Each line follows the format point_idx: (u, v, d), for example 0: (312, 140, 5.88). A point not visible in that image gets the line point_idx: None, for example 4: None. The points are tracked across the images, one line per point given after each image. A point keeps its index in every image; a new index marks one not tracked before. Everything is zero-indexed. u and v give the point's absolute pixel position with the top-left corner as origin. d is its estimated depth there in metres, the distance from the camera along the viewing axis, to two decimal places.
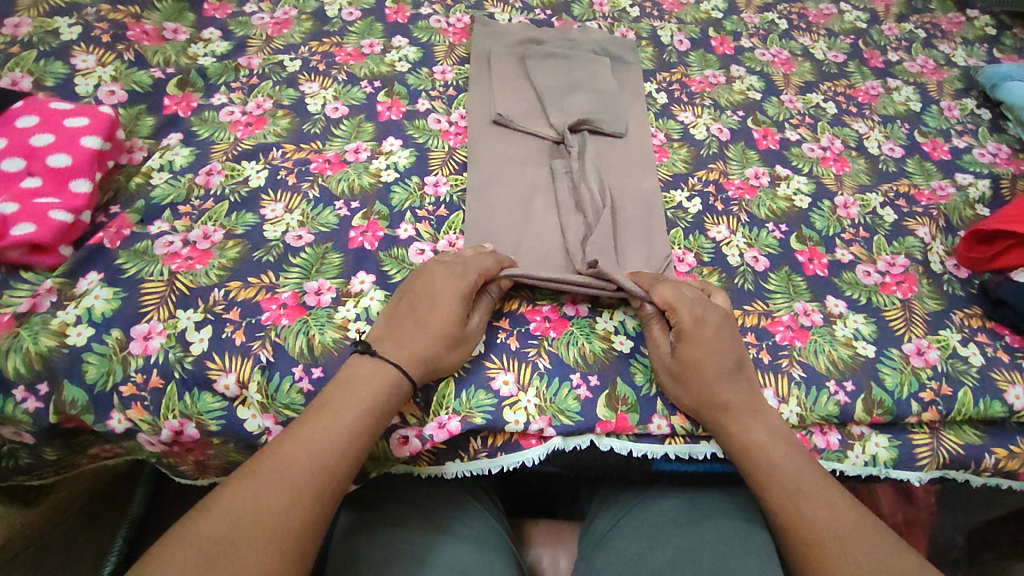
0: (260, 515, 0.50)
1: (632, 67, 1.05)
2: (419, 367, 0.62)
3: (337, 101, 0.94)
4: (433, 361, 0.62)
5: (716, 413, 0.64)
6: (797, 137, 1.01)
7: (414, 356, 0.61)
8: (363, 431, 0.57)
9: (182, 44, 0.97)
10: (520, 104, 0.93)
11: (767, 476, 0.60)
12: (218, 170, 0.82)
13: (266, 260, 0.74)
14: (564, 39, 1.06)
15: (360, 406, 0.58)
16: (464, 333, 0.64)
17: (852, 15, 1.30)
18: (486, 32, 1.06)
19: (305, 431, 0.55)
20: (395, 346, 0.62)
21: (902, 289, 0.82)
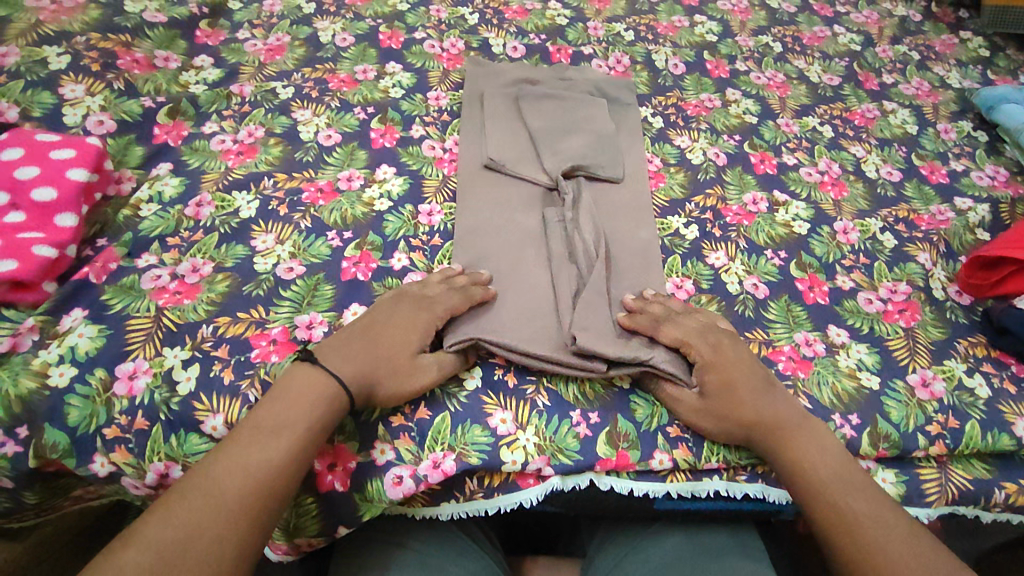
0: (192, 542, 0.47)
1: (629, 108, 1.02)
2: (366, 389, 0.59)
3: (330, 128, 0.93)
4: (374, 384, 0.60)
5: (755, 437, 0.62)
6: (794, 161, 1.01)
7: (356, 378, 0.59)
8: (302, 446, 0.54)
9: (173, 72, 0.96)
10: (512, 146, 0.90)
11: (815, 501, 0.58)
12: (208, 202, 0.81)
13: (256, 294, 0.72)
14: (561, 79, 1.04)
15: (295, 424, 0.55)
16: (412, 363, 0.62)
17: (846, 38, 1.30)
18: (479, 72, 1.03)
19: (239, 451, 0.52)
20: (350, 360, 0.60)
21: (905, 317, 0.81)
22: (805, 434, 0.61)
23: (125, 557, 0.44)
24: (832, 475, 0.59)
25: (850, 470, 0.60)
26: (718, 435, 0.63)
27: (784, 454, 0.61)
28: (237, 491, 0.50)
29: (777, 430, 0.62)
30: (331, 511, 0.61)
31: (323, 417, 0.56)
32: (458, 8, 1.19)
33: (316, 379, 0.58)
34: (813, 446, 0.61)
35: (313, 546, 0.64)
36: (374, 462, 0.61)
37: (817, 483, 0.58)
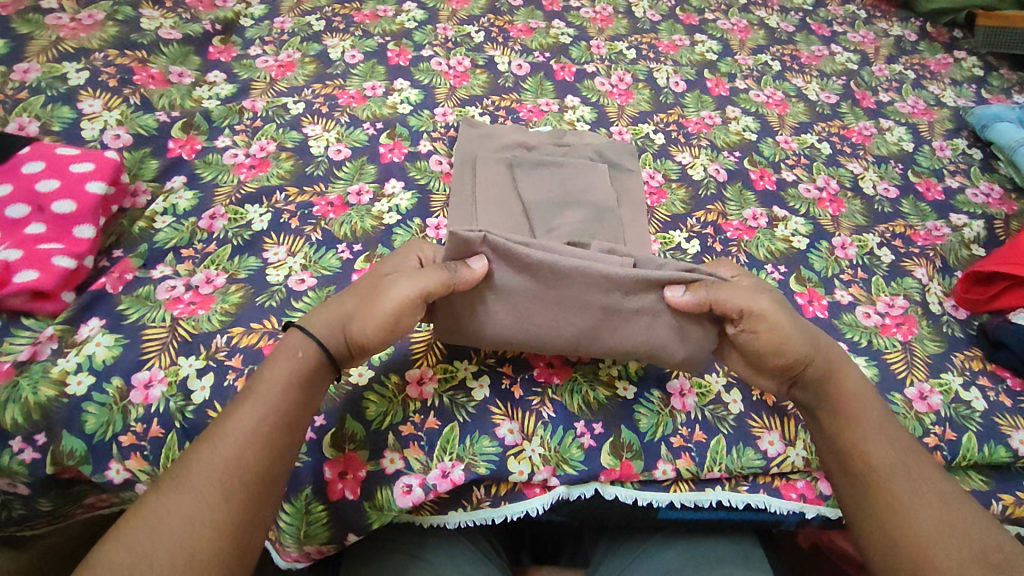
0: (171, 525, 0.48)
1: (631, 175, 0.95)
2: (345, 333, 0.61)
3: (340, 143, 0.96)
4: (348, 320, 0.62)
5: (814, 358, 0.63)
6: (793, 177, 1.03)
7: (326, 322, 0.62)
8: (273, 420, 0.55)
9: (187, 88, 0.98)
10: (506, 222, 0.84)
11: (854, 434, 0.61)
12: (221, 214, 0.83)
13: (268, 305, 0.73)
14: (557, 143, 0.98)
15: (270, 403, 0.56)
16: (380, 286, 0.62)
17: (843, 57, 1.33)
18: (471, 134, 0.98)
19: (218, 438, 0.53)
20: (324, 314, 0.62)
21: (902, 331, 0.83)
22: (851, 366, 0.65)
23: (110, 548, 0.47)
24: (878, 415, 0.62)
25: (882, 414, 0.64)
26: (782, 351, 0.62)
27: (840, 380, 0.64)
28: (215, 481, 0.51)
29: (832, 364, 0.64)
30: (341, 519, 0.62)
31: (298, 380, 0.58)
32: (464, 26, 1.22)
33: (293, 338, 0.61)
34: (860, 382, 0.64)
35: (323, 554, 0.64)
36: (384, 469, 0.62)
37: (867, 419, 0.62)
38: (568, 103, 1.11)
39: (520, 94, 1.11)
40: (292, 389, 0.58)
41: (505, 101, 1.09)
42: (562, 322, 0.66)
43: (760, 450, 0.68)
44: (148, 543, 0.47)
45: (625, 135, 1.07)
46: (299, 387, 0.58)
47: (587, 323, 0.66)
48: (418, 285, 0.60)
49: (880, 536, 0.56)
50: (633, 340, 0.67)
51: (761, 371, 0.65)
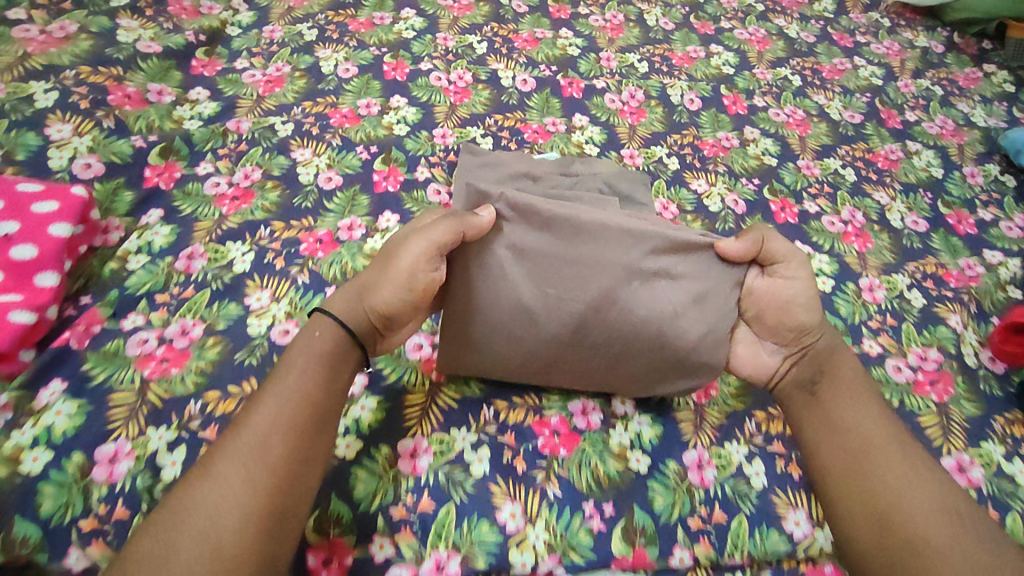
0: (205, 512, 0.47)
1: (644, 209, 0.88)
2: (364, 305, 0.61)
3: (331, 170, 0.89)
4: (366, 290, 0.61)
5: (824, 327, 0.66)
6: (816, 209, 0.96)
7: (344, 299, 0.62)
8: (300, 402, 0.54)
9: (167, 107, 0.90)
10: None
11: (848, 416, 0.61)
12: (200, 253, 0.77)
13: (248, 363, 0.67)
14: (564, 173, 0.91)
15: (293, 389, 0.55)
16: (391, 253, 0.61)
17: (867, 70, 1.25)
18: (472, 163, 0.91)
19: (240, 429, 0.52)
20: (343, 293, 0.62)
21: (937, 390, 0.76)
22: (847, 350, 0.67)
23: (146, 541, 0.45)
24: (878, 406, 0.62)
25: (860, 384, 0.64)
26: (809, 304, 0.65)
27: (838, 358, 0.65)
28: (244, 469, 0.49)
29: (835, 343, 0.66)
30: None
31: (320, 360, 0.58)
32: (466, 36, 1.14)
33: (311, 320, 0.61)
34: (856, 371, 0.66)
35: None
36: (372, 557, 0.56)
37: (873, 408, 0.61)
38: (576, 122, 1.04)
39: (525, 113, 1.04)
40: (312, 367, 0.57)
41: (509, 121, 1.02)
42: (579, 286, 0.61)
43: (785, 532, 0.62)
44: (174, 535, 0.45)
45: (637, 159, 1.00)
46: (322, 370, 0.57)
47: (604, 287, 0.61)
48: (431, 241, 0.58)
49: (876, 526, 0.54)
50: (653, 313, 0.62)
51: (777, 336, 0.66)
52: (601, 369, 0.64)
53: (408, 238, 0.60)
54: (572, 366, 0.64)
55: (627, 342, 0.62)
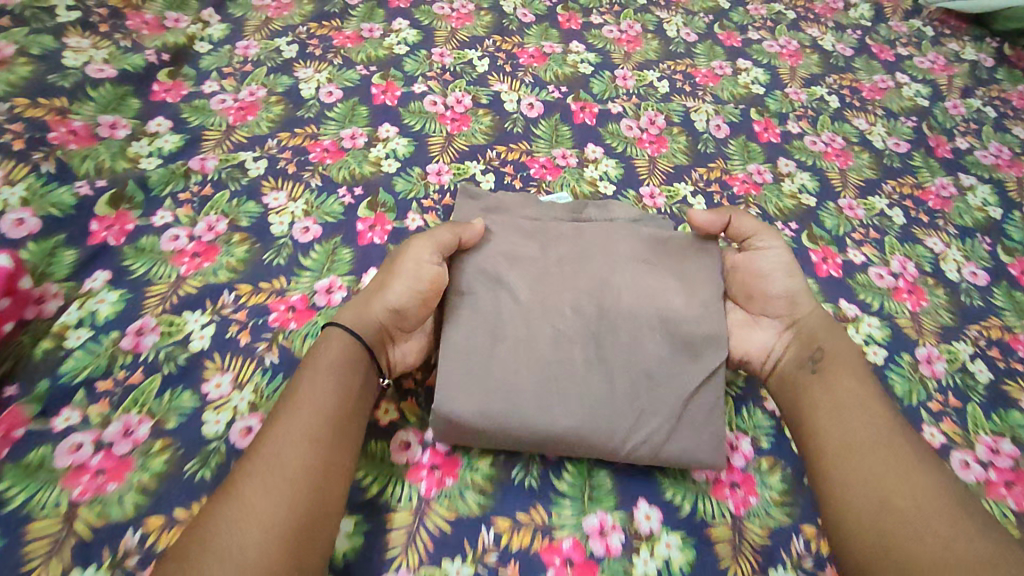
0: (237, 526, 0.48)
1: None
2: (375, 308, 0.64)
3: (308, 218, 0.78)
4: (375, 295, 0.65)
5: (808, 302, 0.71)
6: (862, 258, 0.87)
7: (352, 310, 0.64)
8: (317, 412, 0.56)
9: (120, 144, 0.78)
10: None
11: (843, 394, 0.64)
12: (152, 327, 0.66)
13: (201, 477, 0.58)
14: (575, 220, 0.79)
15: (308, 400, 0.57)
16: (395, 262, 0.67)
17: (911, 89, 1.13)
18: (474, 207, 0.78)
19: (265, 446, 0.53)
20: (349, 305, 0.65)
21: (1013, 493, 0.68)
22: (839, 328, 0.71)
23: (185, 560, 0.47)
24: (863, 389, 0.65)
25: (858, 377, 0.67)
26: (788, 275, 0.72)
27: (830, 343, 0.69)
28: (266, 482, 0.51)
29: (825, 322, 0.70)
30: None
31: (334, 368, 0.59)
32: (465, 51, 1.01)
33: (319, 338, 0.63)
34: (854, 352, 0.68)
35: None
36: None
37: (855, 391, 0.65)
38: (589, 153, 0.93)
39: (531, 144, 0.92)
40: (321, 379, 0.58)
41: (513, 153, 0.90)
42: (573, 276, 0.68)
43: None
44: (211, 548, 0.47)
45: (658, 199, 0.89)
46: (337, 378, 0.59)
47: (595, 275, 0.68)
48: (439, 241, 0.67)
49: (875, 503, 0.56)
50: (649, 300, 0.67)
51: (770, 307, 0.71)
52: (608, 394, 0.62)
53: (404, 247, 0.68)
54: (577, 382, 0.62)
55: (631, 335, 0.65)
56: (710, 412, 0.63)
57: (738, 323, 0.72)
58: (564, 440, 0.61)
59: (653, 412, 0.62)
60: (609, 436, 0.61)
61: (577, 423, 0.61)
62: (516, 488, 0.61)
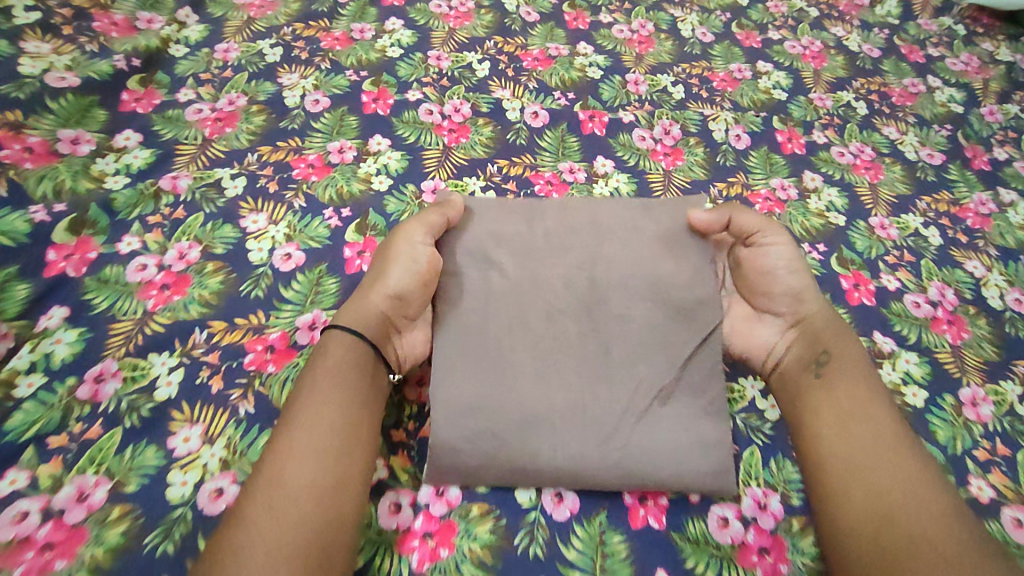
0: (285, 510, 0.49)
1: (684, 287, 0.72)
2: (376, 301, 0.62)
3: (290, 243, 0.71)
4: (373, 286, 0.63)
5: (814, 304, 0.69)
6: (896, 284, 0.80)
7: (352, 311, 0.61)
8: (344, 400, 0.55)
9: (82, 161, 0.71)
10: None
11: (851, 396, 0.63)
12: (113, 372, 0.59)
13: (163, 551, 0.52)
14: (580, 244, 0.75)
15: (306, 408, 0.54)
16: (384, 253, 0.66)
17: (944, 94, 1.05)
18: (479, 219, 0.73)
19: (264, 462, 0.51)
20: (348, 302, 0.63)
21: None
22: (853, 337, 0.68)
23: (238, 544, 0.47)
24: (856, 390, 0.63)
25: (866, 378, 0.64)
26: (795, 270, 0.69)
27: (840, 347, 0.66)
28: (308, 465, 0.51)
29: (835, 328, 0.68)
30: None
31: (335, 372, 0.57)
32: (464, 53, 0.94)
33: (318, 343, 0.60)
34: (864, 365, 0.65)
35: None
36: None
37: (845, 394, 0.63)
38: (599, 167, 0.85)
39: (536, 157, 0.84)
40: (321, 385, 0.56)
41: (516, 167, 0.83)
42: (570, 271, 0.69)
43: None
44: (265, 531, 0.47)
45: None
46: (337, 379, 0.56)
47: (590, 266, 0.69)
48: (433, 228, 0.67)
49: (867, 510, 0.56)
50: (637, 267, 0.69)
51: (774, 305, 0.69)
52: (588, 375, 0.64)
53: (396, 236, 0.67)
54: (554, 373, 0.63)
55: (621, 303, 0.67)
56: (708, 374, 0.65)
57: (739, 319, 0.71)
58: (535, 430, 0.60)
59: (648, 376, 0.64)
60: (585, 421, 0.61)
61: (549, 413, 0.61)
62: (519, 559, 0.56)
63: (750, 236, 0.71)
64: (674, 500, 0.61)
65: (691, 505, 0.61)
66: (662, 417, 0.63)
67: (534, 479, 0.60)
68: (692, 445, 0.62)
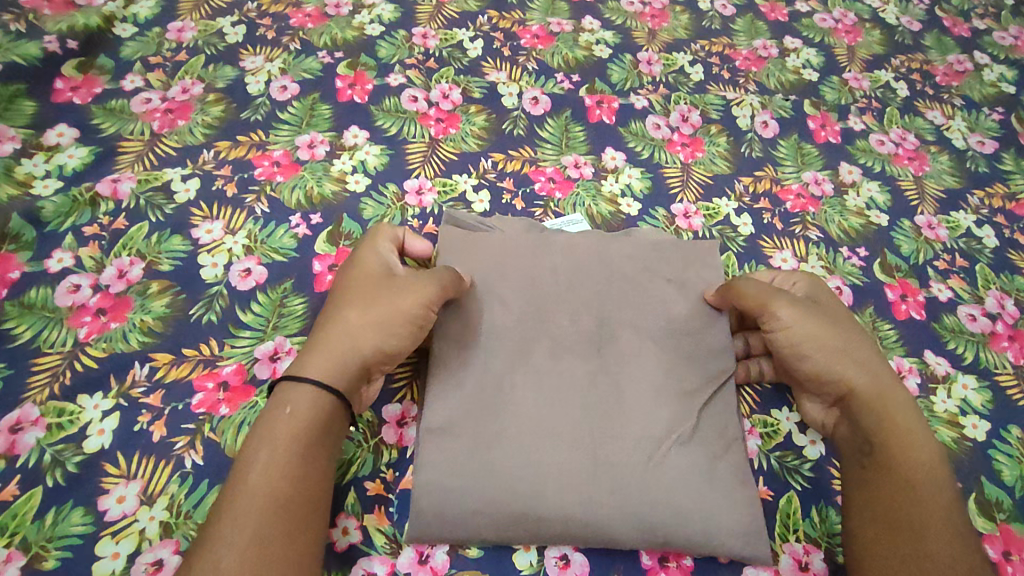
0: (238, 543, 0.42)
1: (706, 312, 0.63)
2: (366, 354, 0.52)
3: (250, 257, 0.61)
4: (363, 336, 0.52)
5: (849, 378, 0.55)
6: (949, 294, 0.70)
7: (343, 361, 0.51)
8: (316, 437, 0.48)
9: (6, 164, 0.62)
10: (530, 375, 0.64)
11: (895, 449, 0.53)
12: (33, 420, 0.50)
13: None
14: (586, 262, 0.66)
15: (264, 487, 0.45)
16: (378, 291, 0.55)
17: (994, 71, 0.92)
18: (468, 244, 0.63)
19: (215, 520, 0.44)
20: (319, 344, 0.52)
21: None
22: (912, 412, 0.54)
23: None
24: (922, 458, 0.52)
25: (921, 436, 0.53)
26: (820, 344, 0.56)
27: (887, 416, 0.54)
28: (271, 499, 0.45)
29: (883, 403, 0.55)
30: None
31: (303, 436, 0.48)
32: (454, 30, 0.82)
33: (277, 395, 0.49)
34: (921, 447, 0.52)
35: None
36: None
37: (903, 463, 0.52)
38: (608, 161, 0.74)
39: (536, 149, 0.74)
40: (284, 451, 0.46)
41: (513, 162, 0.72)
42: (569, 304, 0.59)
43: None
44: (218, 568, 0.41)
45: (695, 219, 0.72)
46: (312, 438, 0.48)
47: (593, 296, 0.60)
48: (442, 281, 0.55)
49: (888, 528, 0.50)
50: (646, 300, 0.60)
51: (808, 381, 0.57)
52: (596, 414, 0.54)
53: (401, 280, 0.55)
54: (551, 410, 0.54)
55: (634, 331, 0.59)
56: (728, 414, 0.57)
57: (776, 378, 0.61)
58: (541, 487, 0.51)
59: (673, 416, 0.55)
60: (591, 467, 0.52)
61: (546, 471, 0.52)
62: None
63: (754, 312, 0.58)
64: (700, 561, 0.53)
65: (719, 566, 0.52)
66: (688, 462, 0.53)
67: (529, 536, 0.50)
68: (723, 499, 0.52)
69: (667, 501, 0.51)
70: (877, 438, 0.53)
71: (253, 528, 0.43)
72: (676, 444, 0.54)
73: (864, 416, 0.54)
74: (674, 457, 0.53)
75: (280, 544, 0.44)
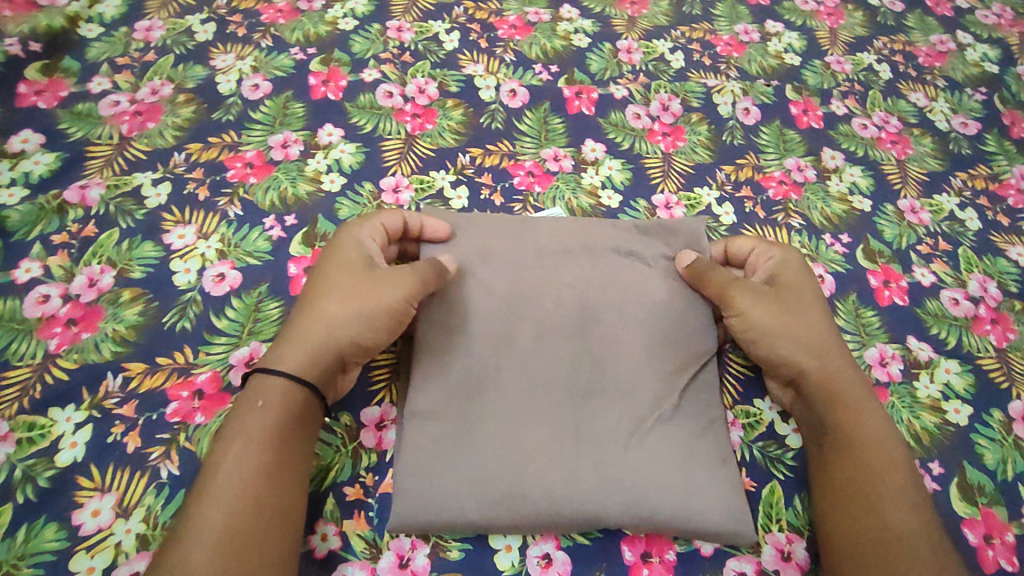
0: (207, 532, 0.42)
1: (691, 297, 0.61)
2: (341, 347, 0.51)
3: (223, 261, 0.60)
4: (335, 327, 0.51)
5: (800, 362, 0.55)
6: (931, 278, 0.70)
7: (315, 355, 0.50)
8: (287, 430, 0.48)
9: None
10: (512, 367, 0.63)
11: (854, 429, 0.53)
12: (3, 435, 0.49)
13: None
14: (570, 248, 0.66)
15: (237, 477, 0.44)
16: (350, 280, 0.54)
17: (978, 51, 0.91)
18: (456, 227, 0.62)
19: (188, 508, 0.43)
20: (295, 333, 0.51)
21: None
22: (866, 396, 0.55)
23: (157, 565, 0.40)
24: (880, 436, 0.53)
25: (876, 417, 0.54)
26: (779, 326, 0.56)
27: (838, 398, 0.54)
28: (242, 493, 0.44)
29: (833, 386, 0.55)
30: None
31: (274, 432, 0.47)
32: (429, 23, 0.81)
33: (249, 387, 0.49)
34: (875, 425, 0.53)
35: None
36: None
37: (865, 442, 0.53)
38: (587, 153, 0.74)
39: (515, 143, 0.73)
40: (258, 444, 0.46)
41: (492, 157, 0.71)
42: (551, 287, 0.59)
43: None
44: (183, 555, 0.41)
45: (676, 210, 0.71)
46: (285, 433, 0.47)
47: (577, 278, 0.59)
48: (422, 276, 0.54)
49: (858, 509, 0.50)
50: (628, 283, 0.59)
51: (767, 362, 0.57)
52: (579, 396, 0.54)
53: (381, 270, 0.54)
54: (535, 392, 0.54)
55: (618, 316, 0.58)
56: (711, 392, 0.57)
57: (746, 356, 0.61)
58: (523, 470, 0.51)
59: (656, 394, 0.55)
60: (574, 447, 0.52)
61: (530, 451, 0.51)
62: None
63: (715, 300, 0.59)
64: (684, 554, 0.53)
65: (702, 559, 0.52)
66: (671, 440, 0.53)
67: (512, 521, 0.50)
68: (705, 478, 0.52)
69: (649, 477, 0.51)
70: (833, 420, 0.54)
71: (221, 520, 0.43)
72: (658, 424, 0.54)
73: (816, 399, 0.55)
74: (656, 435, 0.53)
75: (253, 536, 0.43)
